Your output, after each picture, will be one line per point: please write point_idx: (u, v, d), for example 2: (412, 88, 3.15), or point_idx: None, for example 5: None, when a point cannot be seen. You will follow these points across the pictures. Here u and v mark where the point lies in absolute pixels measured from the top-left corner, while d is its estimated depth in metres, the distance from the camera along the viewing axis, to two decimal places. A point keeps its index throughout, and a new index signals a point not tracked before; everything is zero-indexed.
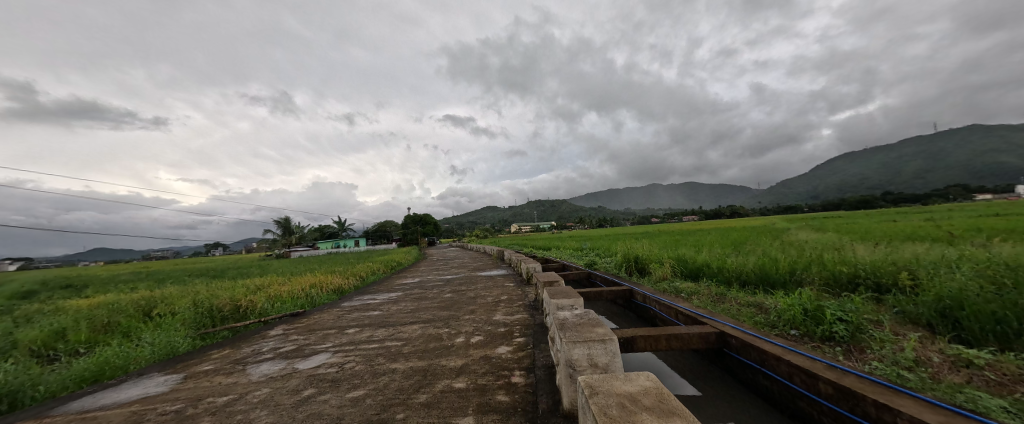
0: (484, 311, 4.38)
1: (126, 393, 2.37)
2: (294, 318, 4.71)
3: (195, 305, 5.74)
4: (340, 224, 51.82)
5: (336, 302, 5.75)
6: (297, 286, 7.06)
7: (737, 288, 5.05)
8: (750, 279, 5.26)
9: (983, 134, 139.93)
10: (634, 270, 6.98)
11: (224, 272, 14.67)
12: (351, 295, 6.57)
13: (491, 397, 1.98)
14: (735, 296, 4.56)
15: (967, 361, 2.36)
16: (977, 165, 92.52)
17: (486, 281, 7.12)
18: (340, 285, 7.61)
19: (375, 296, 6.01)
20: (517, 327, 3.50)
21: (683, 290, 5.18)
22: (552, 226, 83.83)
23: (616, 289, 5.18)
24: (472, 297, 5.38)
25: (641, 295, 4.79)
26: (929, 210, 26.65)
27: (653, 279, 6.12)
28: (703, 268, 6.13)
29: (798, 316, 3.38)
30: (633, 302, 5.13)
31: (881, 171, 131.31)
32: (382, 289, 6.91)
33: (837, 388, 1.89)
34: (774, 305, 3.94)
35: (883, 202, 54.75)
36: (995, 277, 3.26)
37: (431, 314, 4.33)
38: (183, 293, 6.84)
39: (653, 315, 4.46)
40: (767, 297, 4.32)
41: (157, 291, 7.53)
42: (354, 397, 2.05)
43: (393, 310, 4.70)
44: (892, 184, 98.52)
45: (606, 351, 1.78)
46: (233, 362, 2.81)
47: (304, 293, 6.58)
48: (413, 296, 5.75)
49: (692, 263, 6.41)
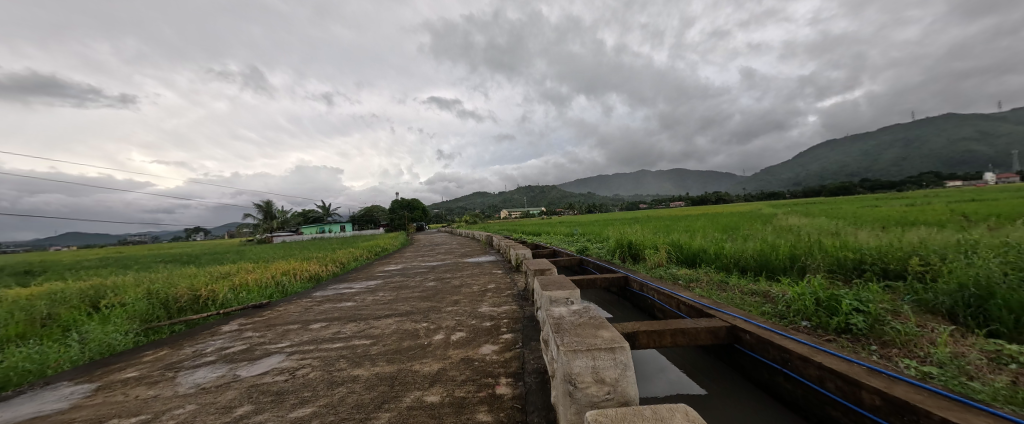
0: (469, 301, 4.00)
1: (16, 411, 1.90)
2: (257, 310, 4.24)
3: (149, 296, 5.19)
4: (325, 208, 50.52)
5: (308, 291, 5.28)
6: (266, 274, 6.50)
7: (737, 274, 4.81)
8: (750, 265, 5.03)
9: (958, 124, 144.64)
10: (627, 256, 6.71)
11: (197, 259, 13.94)
12: (326, 284, 6.10)
13: (469, 416, 1.59)
14: (737, 284, 4.31)
15: (1010, 358, 2.08)
16: (951, 154, 95.87)
17: (473, 268, 6.74)
18: (316, 274, 7.09)
19: (352, 285, 5.53)
20: (503, 321, 3.12)
21: (681, 278, 4.93)
22: (541, 212, 83.78)
23: (611, 277, 4.90)
24: (456, 285, 5.00)
25: (639, 283, 4.52)
26: (907, 196, 27.50)
27: (648, 266, 5.84)
28: (699, 253, 5.88)
29: (810, 306, 3.12)
30: (628, 291, 4.87)
31: (860, 159, 135.05)
32: (361, 277, 6.40)
33: (885, 399, 1.56)
34: (781, 293, 3.68)
35: (862, 188, 56.39)
36: (1019, 263, 3.03)
37: (410, 305, 3.92)
38: (138, 282, 6.23)
39: (650, 305, 4.18)
40: (771, 285, 4.08)
41: (111, 280, 6.91)
42: (298, 417, 1.64)
43: (369, 301, 4.27)
44: (871, 172, 101.57)
45: (615, 363, 1.40)
46: (164, 368, 2.34)
47: (274, 280, 6.06)
48: (393, 285, 5.29)
49: (687, 248, 6.16)
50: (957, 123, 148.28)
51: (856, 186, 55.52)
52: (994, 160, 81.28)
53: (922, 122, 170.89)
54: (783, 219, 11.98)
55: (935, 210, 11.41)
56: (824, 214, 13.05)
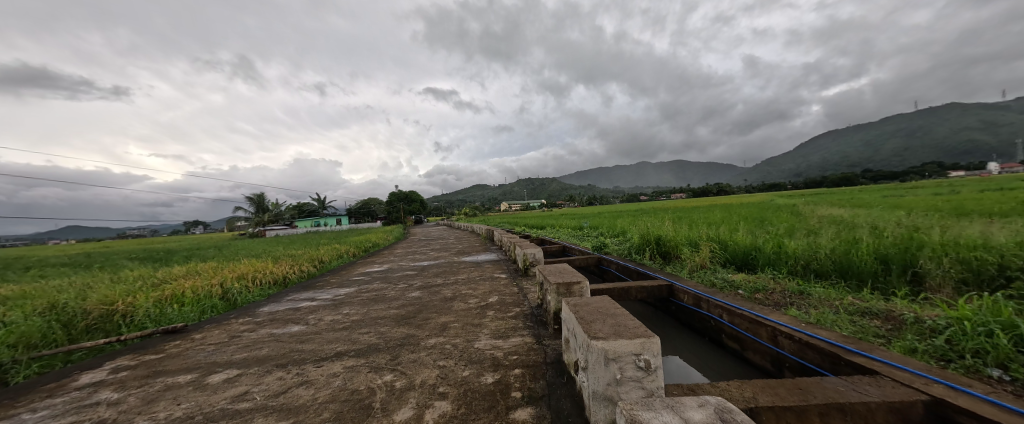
0: (462, 326, 2.83)
1: None
2: (171, 336, 3.06)
3: (48, 311, 4.00)
4: (319, 201, 49.29)
5: (257, 304, 4.09)
6: (215, 278, 5.29)
7: (817, 282, 3.66)
8: (829, 269, 3.89)
9: (962, 114, 142.96)
10: (656, 256, 5.58)
11: (168, 256, 12.72)
12: (288, 291, 4.91)
13: None
14: (830, 299, 3.16)
15: None
16: (956, 144, 94.60)
17: (471, 270, 5.58)
18: (281, 279, 5.89)
19: (316, 295, 4.33)
20: (515, 373, 1.94)
21: (741, 287, 3.76)
22: (540, 205, 82.77)
23: (650, 287, 3.75)
24: (447, 297, 3.83)
25: (691, 295, 3.36)
26: (918, 186, 26.69)
27: (688, 269, 4.69)
28: (750, 251, 4.75)
29: (1005, 346, 1.95)
30: (672, 304, 3.72)
31: (863, 150, 133.68)
32: (333, 283, 5.22)
33: None
34: (916, 317, 2.54)
35: (867, 179, 55.45)
36: None
37: (378, 333, 2.74)
38: (54, 289, 5.02)
39: (713, 328, 3.03)
40: (884, 302, 2.92)
41: (31, 285, 5.71)
42: None
43: (324, 323, 3.09)
44: (875, 163, 100.28)
45: None
46: None
47: (221, 285, 4.88)
48: (367, 295, 4.11)
49: (733, 245, 5.03)
50: (962, 112, 146.42)
51: (861, 177, 54.62)
52: (1001, 149, 80.02)
53: (926, 112, 168.93)
54: (814, 210, 10.82)
55: (982, 200, 10.24)
56: (856, 205, 11.92)
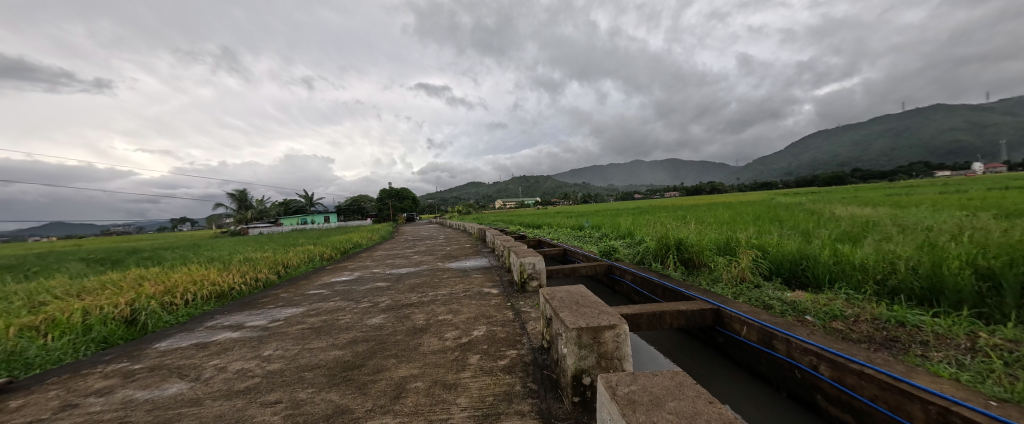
0: (428, 389, 1.81)
1: None
2: None
3: None
4: (307, 198, 47.75)
5: (160, 335, 3.05)
6: (126, 292, 4.17)
7: (911, 307, 2.74)
8: (919, 287, 2.97)
9: (948, 115, 145.59)
10: (678, 264, 4.67)
11: (122, 258, 11.43)
12: (219, 311, 3.86)
13: None
14: (954, 338, 2.22)
15: None
16: (944, 144, 96.02)
17: (456, 281, 4.59)
18: (223, 291, 4.84)
19: (246, 320, 3.27)
20: None
21: (810, 311, 2.83)
22: (534, 202, 82.06)
23: (690, 311, 2.79)
24: (418, 325, 2.83)
25: (754, 328, 2.41)
26: (911, 185, 26.65)
27: (724, 283, 3.78)
28: (798, 261, 3.85)
29: None
30: (719, 335, 2.78)
31: (853, 150, 135.34)
32: (281, 299, 4.16)
33: None
34: None
35: (860, 178, 55.68)
36: None
37: (288, 403, 1.72)
38: None
39: (796, 380, 2.08)
40: None
41: None
42: None
43: (221, 376, 2.07)
44: (865, 162, 101.43)
45: None
46: None
47: (131, 303, 3.80)
48: (312, 321, 3.09)
49: (775, 253, 4.13)
50: (948, 113, 149.34)
51: (854, 175, 54.82)
52: (987, 149, 81.39)
53: (914, 112, 171.74)
54: (830, 210, 10.09)
55: (1010, 198, 9.58)
56: (870, 204, 11.29)
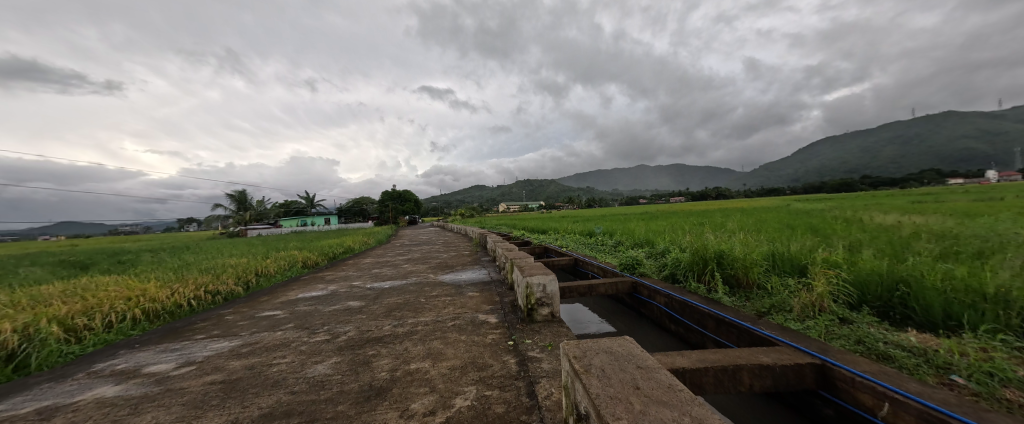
0: None
1: None
2: None
3: None
4: (309, 200, 47.29)
5: (19, 386, 2.17)
6: (26, 313, 3.29)
7: None
8: None
9: (960, 121, 143.06)
10: (723, 284, 3.75)
11: (95, 261, 10.58)
12: (135, 341, 2.98)
13: None
14: None
15: None
16: (957, 151, 93.99)
17: (447, 301, 3.69)
18: (162, 309, 3.96)
19: (150, 361, 2.40)
20: None
21: (959, 369, 1.90)
22: (538, 206, 81.40)
23: (783, 368, 1.88)
24: (376, 382, 1.93)
25: (912, 410, 1.48)
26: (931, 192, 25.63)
27: (796, 314, 2.86)
28: (894, 285, 2.91)
29: None
30: (828, 401, 1.88)
31: (862, 156, 133.26)
32: (222, 325, 3.27)
33: None
34: None
35: (872, 185, 54.36)
36: None
37: None
38: None
39: None
40: None
41: None
42: None
43: None
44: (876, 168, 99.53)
45: None
46: None
47: (17, 331, 2.91)
48: (232, 368, 2.20)
49: (856, 273, 3.20)
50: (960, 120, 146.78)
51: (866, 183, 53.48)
52: (1003, 157, 79.44)
53: (925, 119, 169.06)
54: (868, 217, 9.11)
55: None
56: (912, 211, 10.23)
